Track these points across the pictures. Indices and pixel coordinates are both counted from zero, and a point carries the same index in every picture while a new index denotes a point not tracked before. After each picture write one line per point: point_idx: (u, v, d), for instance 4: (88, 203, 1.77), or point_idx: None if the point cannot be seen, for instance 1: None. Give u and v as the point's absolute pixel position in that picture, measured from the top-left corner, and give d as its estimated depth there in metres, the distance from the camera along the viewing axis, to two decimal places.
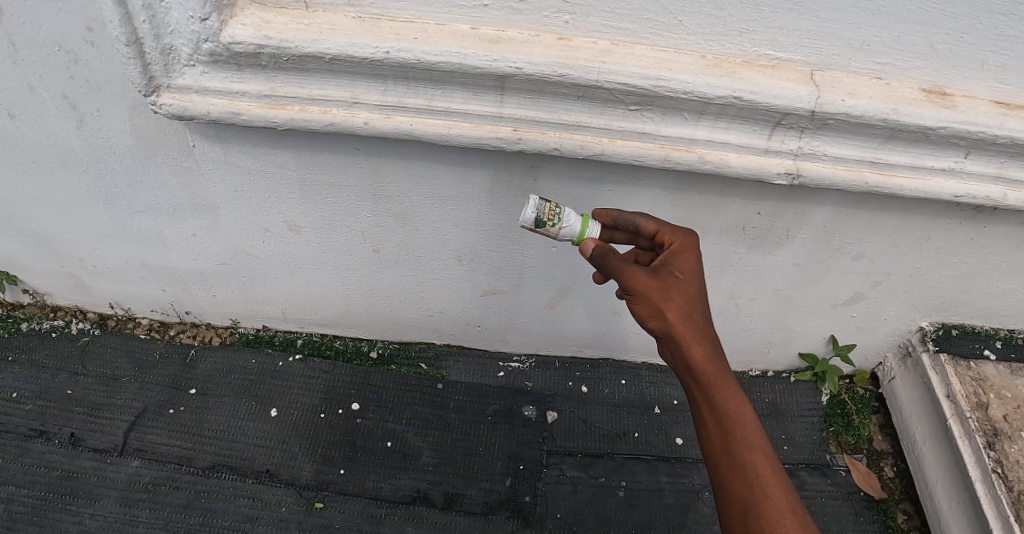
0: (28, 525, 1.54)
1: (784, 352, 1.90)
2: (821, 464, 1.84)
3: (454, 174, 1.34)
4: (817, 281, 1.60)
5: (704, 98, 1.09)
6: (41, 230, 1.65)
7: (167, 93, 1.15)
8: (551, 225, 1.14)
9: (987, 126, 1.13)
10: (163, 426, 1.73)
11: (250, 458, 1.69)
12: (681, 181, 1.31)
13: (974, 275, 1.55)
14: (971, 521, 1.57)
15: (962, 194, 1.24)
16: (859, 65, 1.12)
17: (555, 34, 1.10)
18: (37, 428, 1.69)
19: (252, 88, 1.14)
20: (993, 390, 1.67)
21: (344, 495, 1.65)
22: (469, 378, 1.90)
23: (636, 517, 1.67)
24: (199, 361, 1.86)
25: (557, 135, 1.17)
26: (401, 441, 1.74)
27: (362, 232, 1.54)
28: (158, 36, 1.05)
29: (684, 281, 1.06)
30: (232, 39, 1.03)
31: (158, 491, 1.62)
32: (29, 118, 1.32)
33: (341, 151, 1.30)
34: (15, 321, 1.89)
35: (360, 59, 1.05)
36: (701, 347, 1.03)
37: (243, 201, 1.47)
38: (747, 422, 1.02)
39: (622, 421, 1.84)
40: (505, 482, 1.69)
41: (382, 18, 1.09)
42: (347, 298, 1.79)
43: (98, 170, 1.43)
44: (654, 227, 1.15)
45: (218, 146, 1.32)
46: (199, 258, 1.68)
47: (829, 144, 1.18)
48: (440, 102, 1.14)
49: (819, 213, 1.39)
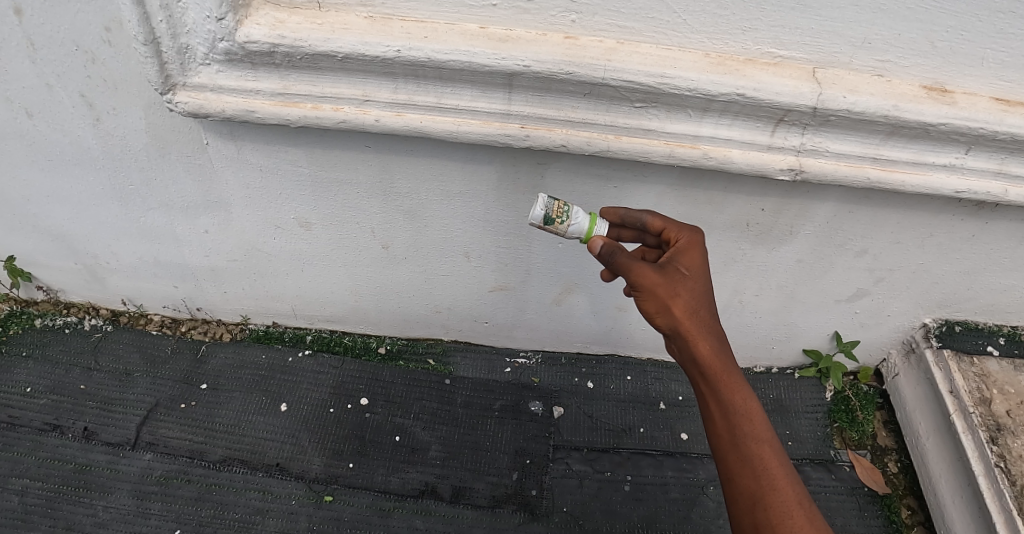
0: (43, 517, 1.57)
1: (788, 348, 1.91)
2: (825, 459, 1.85)
3: (463, 171, 1.36)
4: (821, 276, 1.62)
5: (707, 96, 1.11)
6: (56, 227, 1.68)
7: (183, 92, 1.18)
8: (560, 222, 1.16)
9: (987, 122, 1.15)
10: (175, 420, 1.75)
11: (260, 451, 1.71)
12: (685, 177, 1.33)
13: (977, 271, 1.57)
14: (974, 515, 1.58)
15: (963, 190, 1.26)
16: (861, 63, 1.14)
17: (562, 33, 1.12)
18: (51, 422, 1.73)
19: (266, 87, 1.16)
20: (996, 386, 1.68)
21: (353, 489, 1.67)
22: (476, 374, 1.92)
23: (642, 510, 1.69)
24: (211, 357, 1.89)
25: (564, 132, 1.20)
26: (409, 436, 1.76)
27: (372, 229, 1.57)
28: (175, 36, 1.08)
29: (690, 278, 1.09)
30: (247, 38, 1.06)
31: (170, 484, 1.65)
32: (46, 117, 1.35)
33: (351, 148, 1.33)
34: (30, 317, 1.93)
35: (371, 58, 1.08)
36: (708, 343, 1.05)
37: (254, 198, 1.50)
38: (753, 415, 1.03)
39: (627, 416, 1.86)
40: (512, 476, 1.71)
41: (393, 17, 1.12)
42: (356, 294, 1.81)
43: (113, 168, 1.46)
44: (660, 223, 1.17)
45: (232, 144, 1.35)
46: (211, 255, 1.71)
47: (830, 140, 1.20)
48: (450, 100, 1.16)
49: (822, 210, 1.41)
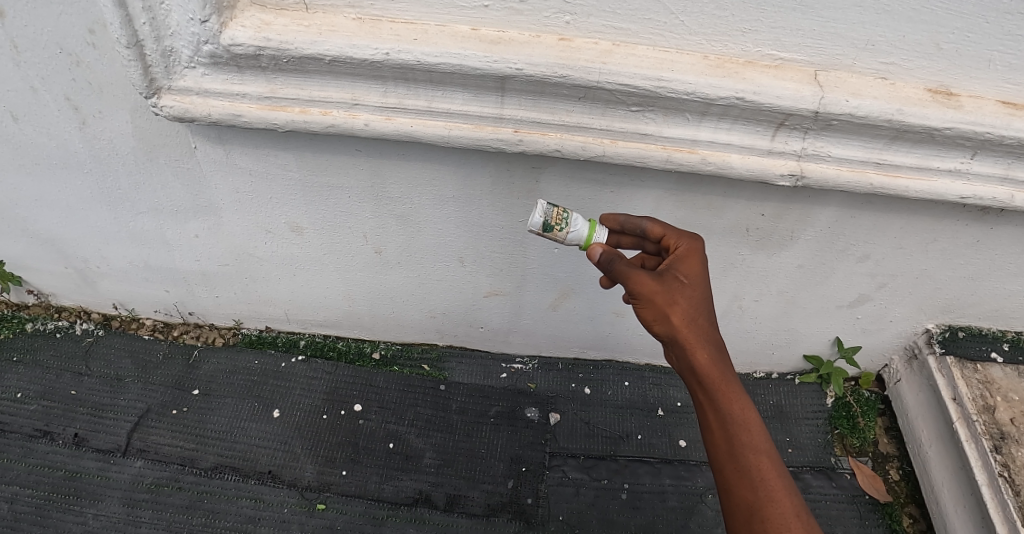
0: (33, 525, 1.55)
1: (789, 353, 1.88)
2: (826, 466, 1.82)
3: (456, 175, 1.34)
4: (823, 282, 1.59)
5: (706, 99, 1.08)
6: (44, 231, 1.65)
7: (169, 95, 1.15)
8: (558, 229, 1.14)
9: (993, 127, 1.11)
10: (167, 426, 1.73)
11: (253, 458, 1.69)
12: (683, 182, 1.30)
13: (981, 277, 1.54)
14: (977, 525, 1.55)
15: (968, 195, 1.22)
16: (864, 65, 1.11)
17: (556, 35, 1.09)
18: (41, 428, 1.70)
19: (253, 90, 1.14)
20: (1001, 393, 1.65)
21: (346, 497, 1.65)
22: (472, 379, 1.90)
23: (639, 519, 1.67)
24: (203, 362, 1.87)
25: (559, 137, 1.16)
26: (403, 443, 1.74)
27: (365, 233, 1.54)
28: (159, 38, 1.06)
29: (689, 285, 1.05)
30: (232, 41, 1.03)
31: (161, 491, 1.62)
32: (32, 120, 1.32)
33: (341, 152, 1.30)
34: (20, 321, 1.91)
35: (359, 60, 1.05)
36: (706, 351, 1.02)
37: (243, 202, 1.47)
38: (752, 425, 1.00)
39: (625, 423, 1.83)
40: (507, 484, 1.69)
41: (382, 19, 1.09)
42: (349, 298, 1.79)
43: (101, 172, 1.44)
44: (660, 231, 1.15)
45: (220, 148, 1.32)
46: (202, 260, 1.68)
47: (832, 145, 1.17)
48: (441, 103, 1.13)
49: (823, 215, 1.38)
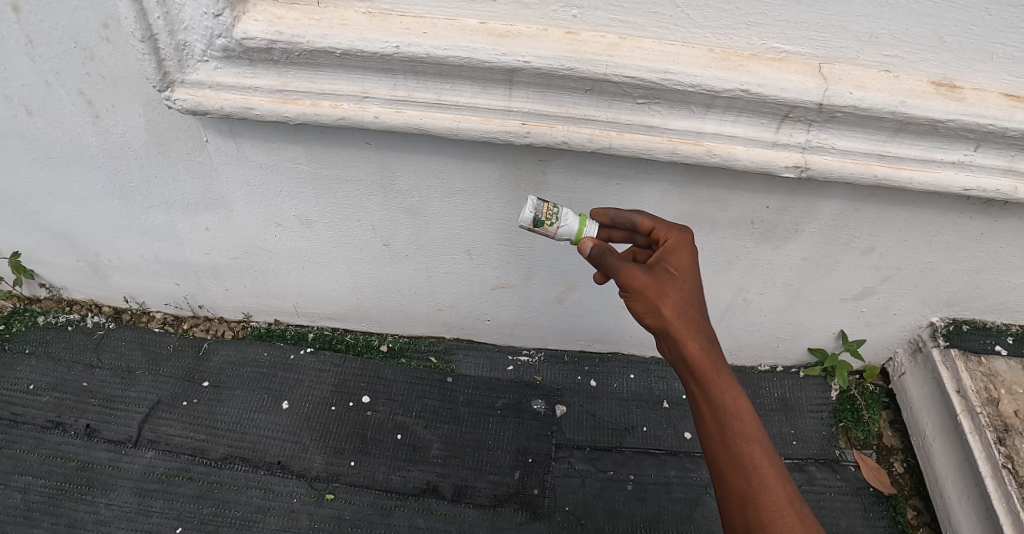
0: (45, 515, 1.57)
1: (794, 346, 1.89)
2: (830, 459, 1.83)
3: (464, 168, 1.35)
4: (827, 275, 1.60)
5: (711, 91, 1.09)
6: (57, 224, 1.68)
7: (181, 89, 1.17)
8: (549, 224, 1.16)
9: (996, 119, 1.12)
10: (178, 418, 1.75)
11: (261, 450, 1.71)
12: (689, 174, 1.32)
13: (985, 269, 1.54)
14: (981, 516, 1.56)
15: (971, 187, 1.23)
16: (868, 58, 1.12)
17: (563, 28, 1.10)
18: (54, 419, 1.73)
19: (264, 84, 1.15)
20: (1004, 386, 1.66)
21: (355, 487, 1.67)
22: (478, 372, 1.92)
23: (645, 510, 1.68)
24: (213, 354, 1.89)
25: (566, 129, 1.18)
26: (411, 434, 1.76)
27: (373, 226, 1.55)
28: (172, 32, 1.07)
29: (679, 277, 1.07)
30: (245, 35, 1.05)
31: (172, 481, 1.65)
32: (46, 114, 1.34)
33: (351, 145, 1.31)
34: (32, 314, 1.93)
35: (369, 53, 1.07)
36: (697, 342, 1.03)
37: (254, 196, 1.49)
38: (744, 414, 1.01)
39: (630, 415, 1.85)
40: (514, 475, 1.70)
41: (392, 13, 1.10)
42: (358, 292, 1.81)
43: (113, 166, 1.46)
44: (649, 223, 1.16)
45: (231, 141, 1.34)
46: (212, 253, 1.70)
47: (836, 137, 1.18)
48: (450, 96, 1.15)
49: (828, 208, 1.39)
